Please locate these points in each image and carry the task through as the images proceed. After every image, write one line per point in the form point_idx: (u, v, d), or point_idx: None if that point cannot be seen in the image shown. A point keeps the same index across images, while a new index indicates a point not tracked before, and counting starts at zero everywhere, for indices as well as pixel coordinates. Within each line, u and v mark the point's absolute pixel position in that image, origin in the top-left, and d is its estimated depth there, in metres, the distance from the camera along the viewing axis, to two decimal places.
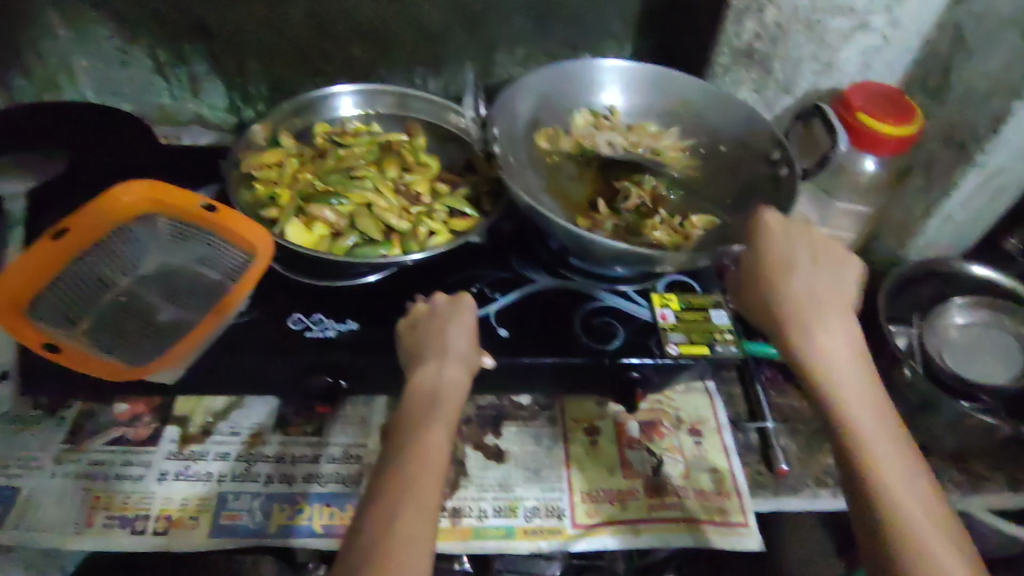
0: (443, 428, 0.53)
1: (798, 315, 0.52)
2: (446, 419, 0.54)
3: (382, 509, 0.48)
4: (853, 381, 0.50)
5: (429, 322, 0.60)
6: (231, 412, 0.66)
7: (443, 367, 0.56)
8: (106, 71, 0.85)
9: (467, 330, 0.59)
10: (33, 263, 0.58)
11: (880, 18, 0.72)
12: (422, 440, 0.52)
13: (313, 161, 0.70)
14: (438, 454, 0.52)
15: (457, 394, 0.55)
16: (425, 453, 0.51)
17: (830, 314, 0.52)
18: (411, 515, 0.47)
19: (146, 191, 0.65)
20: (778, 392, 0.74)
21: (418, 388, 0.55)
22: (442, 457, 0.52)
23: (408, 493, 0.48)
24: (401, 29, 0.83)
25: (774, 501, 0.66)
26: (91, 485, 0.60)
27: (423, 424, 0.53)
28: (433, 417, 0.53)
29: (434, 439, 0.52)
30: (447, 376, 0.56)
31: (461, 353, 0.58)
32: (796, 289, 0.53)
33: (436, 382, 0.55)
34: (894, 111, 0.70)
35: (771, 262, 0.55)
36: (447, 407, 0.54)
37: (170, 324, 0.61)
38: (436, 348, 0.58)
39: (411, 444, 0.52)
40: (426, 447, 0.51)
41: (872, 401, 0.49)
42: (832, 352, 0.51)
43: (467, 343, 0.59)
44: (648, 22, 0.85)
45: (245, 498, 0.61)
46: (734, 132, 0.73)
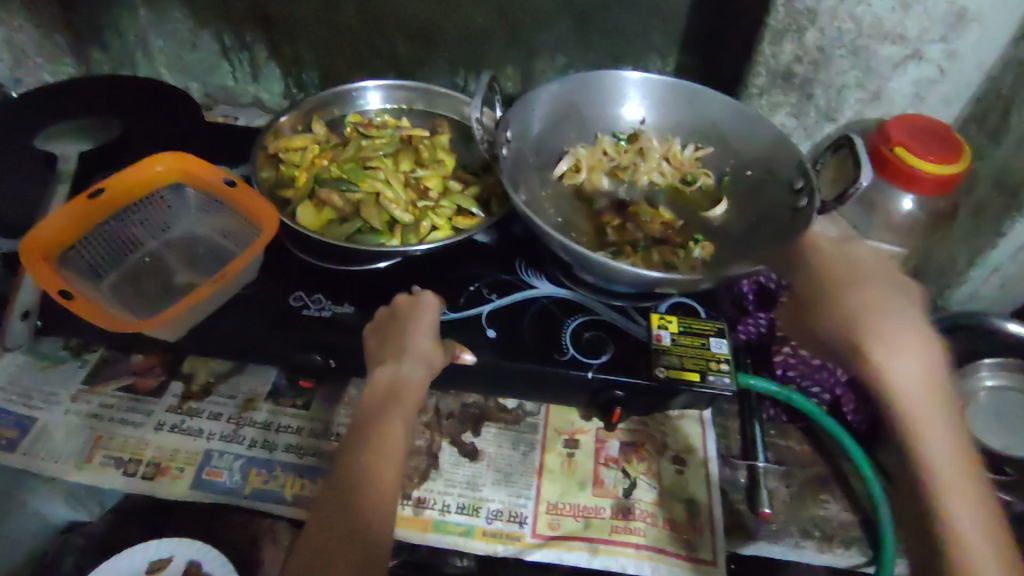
0: (399, 424, 0.55)
1: (883, 344, 0.51)
2: (403, 416, 0.56)
3: (339, 501, 0.51)
4: (932, 407, 0.49)
5: (393, 324, 0.61)
6: (232, 376, 0.70)
7: (399, 366, 0.57)
8: (178, 52, 0.93)
9: (427, 333, 0.60)
10: (68, 214, 0.62)
11: (935, 48, 0.67)
12: (378, 437, 0.54)
13: (335, 148, 0.74)
14: (396, 449, 0.54)
15: (414, 392, 0.57)
16: (384, 448, 0.54)
17: (916, 346, 0.51)
18: (366, 511, 0.51)
19: (181, 161, 0.68)
20: (777, 432, 0.71)
21: (376, 387, 0.57)
22: (399, 451, 0.55)
23: (366, 488, 0.52)
24: (444, 30, 0.86)
25: (752, 545, 0.63)
26: (97, 425, 0.66)
27: (380, 421, 0.55)
28: (390, 413, 0.55)
29: (391, 435, 0.54)
30: (405, 375, 0.57)
31: (419, 351, 0.58)
32: (866, 301, 0.54)
33: (391, 382, 0.57)
34: (938, 147, 0.65)
35: (854, 290, 0.56)
36: (405, 403, 0.56)
37: (184, 286, 0.66)
38: (395, 350, 0.59)
39: (369, 441, 0.54)
40: (384, 443, 0.54)
41: (948, 421, 0.49)
42: (909, 362, 0.50)
43: (427, 343, 0.59)
44: (693, 36, 0.82)
45: (229, 458, 0.65)
46: (759, 155, 0.70)
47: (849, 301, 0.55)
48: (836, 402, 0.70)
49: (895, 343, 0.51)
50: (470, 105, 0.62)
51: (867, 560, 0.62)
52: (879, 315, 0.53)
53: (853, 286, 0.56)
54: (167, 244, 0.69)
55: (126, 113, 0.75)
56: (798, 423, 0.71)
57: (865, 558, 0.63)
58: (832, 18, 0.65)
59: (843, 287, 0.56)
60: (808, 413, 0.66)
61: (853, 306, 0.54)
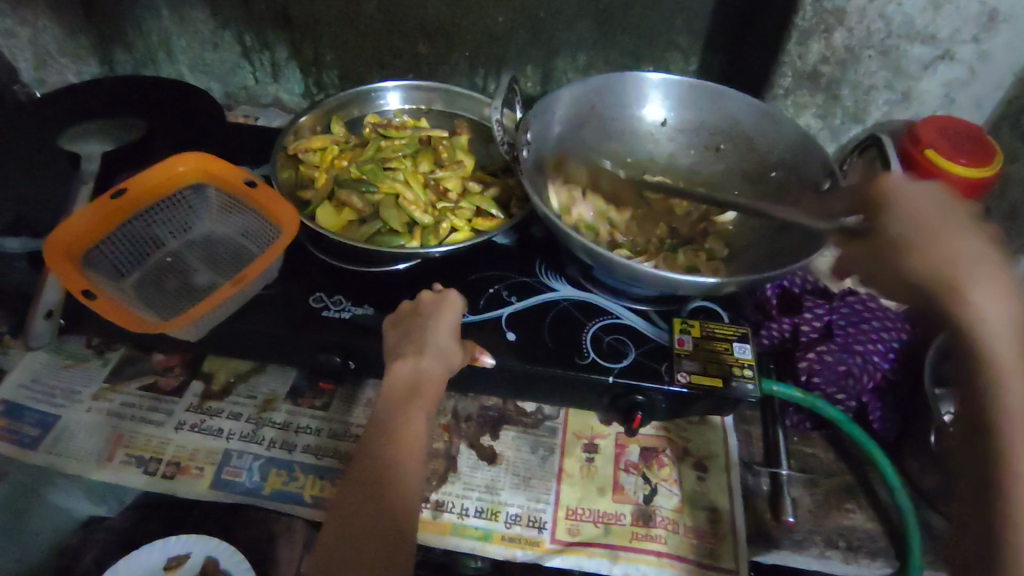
0: (420, 417, 0.55)
1: (944, 253, 0.43)
2: (423, 410, 0.56)
3: (364, 490, 0.51)
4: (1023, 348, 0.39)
5: (414, 319, 0.61)
6: (251, 376, 0.71)
7: (419, 362, 0.57)
8: (199, 52, 0.93)
9: (448, 329, 0.60)
10: (90, 214, 0.63)
11: (966, 48, 0.65)
12: (399, 429, 0.54)
13: (355, 149, 0.74)
14: (418, 442, 0.55)
15: (434, 387, 0.57)
16: (405, 441, 0.54)
17: (985, 253, 0.42)
18: (393, 501, 0.51)
19: (202, 161, 0.70)
20: (800, 439, 0.70)
21: (395, 381, 0.57)
22: (420, 444, 0.55)
23: (390, 478, 0.52)
24: (465, 30, 0.85)
25: (774, 554, 0.61)
26: (119, 423, 0.66)
27: (400, 414, 0.55)
28: (410, 406, 0.55)
29: (412, 428, 0.54)
30: (425, 371, 0.57)
31: (440, 347, 0.58)
32: (916, 216, 0.46)
33: (411, 378, 0.56)
34: (970, 150, 0.64)
35: (899, 201, 0.47)
36: (425, 397, 0.56)
37: (205, 286, 0.66)
38: (416, 344, 0.58)
39: (391, 434, 0.54)
40: (406, 436, 0.54)
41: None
42: (973, 253, 0.42)
43: (447, 339, 0.59)
44: (716, 36, 0.81)
45: (248, 458, 0.65)
46: (785, 157, 0.68)
47: (900, 217, 0.47)
48: (862, 410, 0.68)
49: (962, 244, 0.43)
50: (491, 106, 0.62)
51: (893, 571, 0.61)
52: (953, 231, 0.44)
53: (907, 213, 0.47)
54: (189, 244, 0.69)
55: (151, 115, 0.76)
56: (822, 429, 0.70)
57: (891, 570, 0.61)
58: (860, 17, 0.64)
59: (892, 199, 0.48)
60: (834, 421, 0.65)
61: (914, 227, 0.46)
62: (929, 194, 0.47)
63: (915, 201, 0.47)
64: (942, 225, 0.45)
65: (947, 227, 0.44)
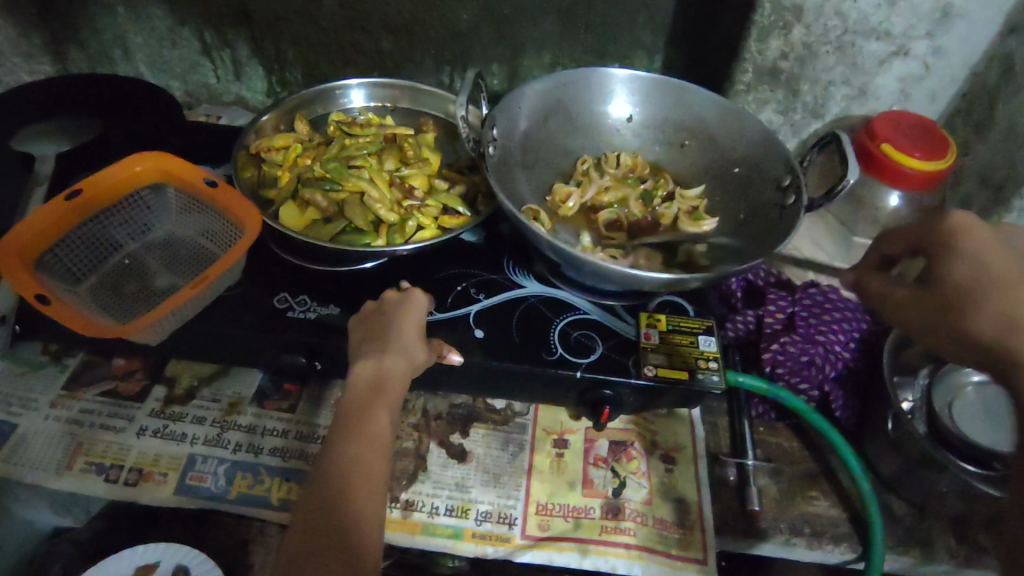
0: (385, 415, 0.55)
1: (1010, 314, 0.43)
2: (388, 407, 0.55)
3: (332, 488, 0.51)
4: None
5: (378, 318, 0.61)
6: (215, 379, 0.69)
7: (382, 360, 0.57)
8: (158, 49, 0.91)
9: (413, 329, 0.60)
10: (43, 216, 0.61)
11: (919, 44, 0.67)
12: (365, 426, 0.54)
13: (318, 147, 0.73)
14: (384, 438, 0.54)
15: (399, 384, 0.57)
16: (372, 437, 0.54)
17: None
18: (361, 497, 0.51)
19: (161, 161, 0.67)
20: (766, 429, 0.71)
21: (357, 381, 0.56)
22: (386, 440, 0.54)
23: (356, 475, 0.51)
24: (429, 27, 0.85)
25: (741, 543, 0.63)
26: (78, 431, 0.64)
27: (366, 411, 0.55)
28: (375, 403, 0.55)
29: (378, 425, 0.54)
30: (389, 368, 0.57)
31: (404, 344, 0.58)
32: (977, 268, 0.46)
33: (374, 376, 0.56)
34: (923, 144, 0.66)
35: (1013, 254, 0.46)
36: (389, 395, 0.56)
37: (165, 289, 0.65)
38: (379, 343, 0.58)
39: (357, 431, 0.54)
40: (371, 433, 0.54)
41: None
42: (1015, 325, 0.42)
43: (411, 337, 0.59)
44: (679, 32, 0.82)
45: (213, 462, 0.64)
46: (746, 152, 0.69)
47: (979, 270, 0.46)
48: (825, 398, 0.69)
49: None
50: (454, 103, 0.61)
51: (856, 556, 0.63)
52: (1016, 295, 0.44)
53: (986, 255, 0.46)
54: (148, 246, 0.68)
55: (107, 114, 0.74)
56: (787, 419, 0.71)
57: (855, 554, 0.63)
58: (817, 14, 0.65)
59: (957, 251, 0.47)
60: (797, 410, 0.66)
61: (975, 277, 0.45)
62: (1009, 255, 0.46)
63: (995, 257, 0.46)
64: (999, 284, 0.45)
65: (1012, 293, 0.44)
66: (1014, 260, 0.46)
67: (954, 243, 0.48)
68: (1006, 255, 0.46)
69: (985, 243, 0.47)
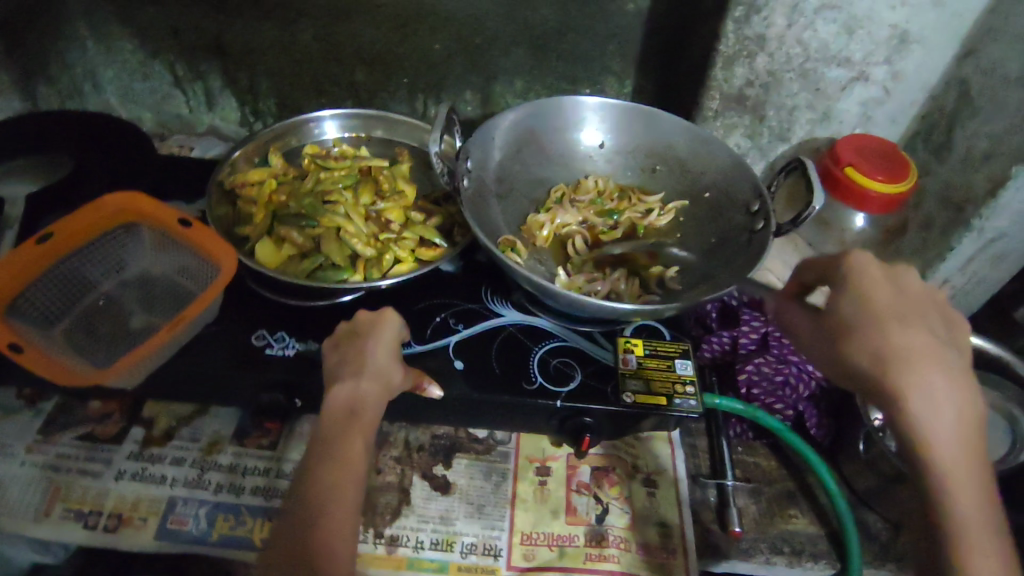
0: (359, 441, 0.54)
1: (894, 345, 0.48)
2: (363, 432, 0.54)
3: (305, 520, 0.50)
4: (961, 437, 0.44)
5: (351, 340, 0.59)
6: (194, 419, 0.69)
7: (358, 386, 0.56)
8: (130, 82, 0.91)
9: (388, 351, 0.58)
10: (15, 261, 0.60)
11: (879, 70, 0.69)
12: (339, 453, 0.53)
13: (292, 181, 0.73)
14: (359, 465, 0.53)
15: (375, 409, 0.56)
16: (345, 465, 0.53)
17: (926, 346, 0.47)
18: (333, 528, 0.50)
19: (133, 202, 0.67)
20: (744, 449, 0.72)
21: (333, 407, 0.55)
22: (360, 467, 0.53)
23: (329, 506, 0.51)
24: (402, 57, 0.85)
25: (722, 564, 0.64)
26: (55, 477, 0.64)
27: (341, 438, 0.54)
28: (350, 430, 0.54)
29: (352, 453, 0.53)
30: (364, 393, 0.56)
31: (379, 369, 0.57)
32: (865, 299, 0.51)
33: (350, 403, 0.55)
34: (886, 167, 0.67)
35: (863, 285, 0.51)
36: (365, 420, 0.55)
37: (140, 330, 0.64)
38: (354, 367, 0.57)
39: (330, 458, 0.53)
40: (345, 461, 0.53)
41: (966, 445, 0.44)
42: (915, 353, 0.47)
43: (386, 360, 0.58)
44: (648, 58, 0.83)
45: (194, 505, 0.63)
46: (716, 177, 0.71)
47: (870, 304, 0.51)
48: (800, 417, 0.71)
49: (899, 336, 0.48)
50: (428, 139, 0.61)
51: (835, 572, 0.64)
52: (891, 321, 0.49)
53: (861, 293, 0.51)
54: (123, 285, 0.67)
55: (78, 151, 0.74)
56: (764, 439, 0.72)
57: (834, 570, 0.64)
58: (779, 43, 0.67)
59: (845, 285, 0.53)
60: (774, 430, 0.67)
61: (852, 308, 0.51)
62: (887, 286, 0.51)
63: (875, 291, 0.51)
64: (890, 317, 0.50)
65: (887, 321, 0.49)
66: (886, 291, 0.51)
67: (848, 281, 0.52)
68: (889, 290, 0.51)
69: (870, 275, 0.52)
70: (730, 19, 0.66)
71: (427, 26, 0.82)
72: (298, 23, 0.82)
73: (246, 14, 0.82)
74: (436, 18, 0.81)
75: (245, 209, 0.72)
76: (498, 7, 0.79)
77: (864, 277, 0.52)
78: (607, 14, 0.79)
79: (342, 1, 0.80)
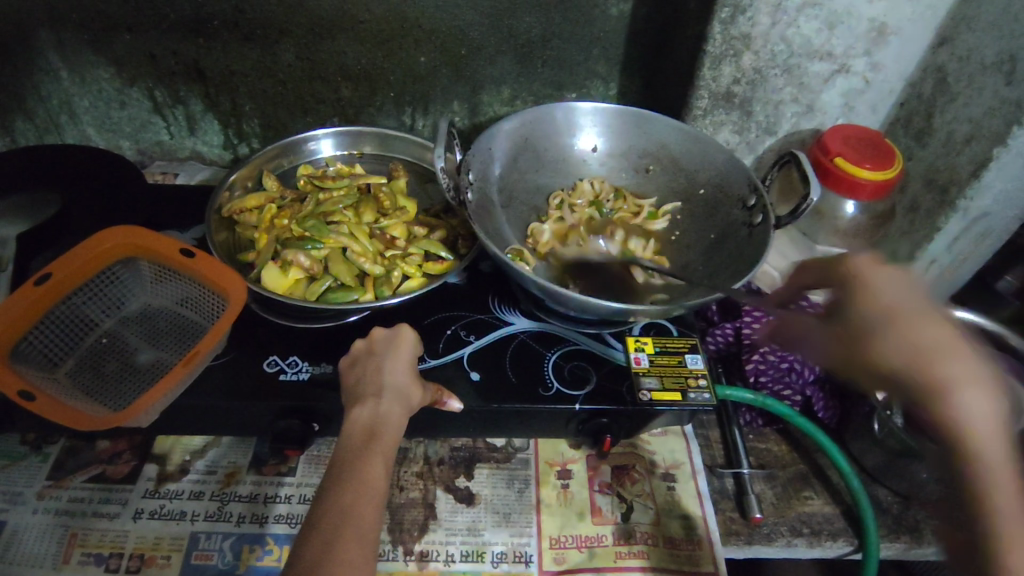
0: (380, 463, 0.51)
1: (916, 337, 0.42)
2: (383, 456, 0.52)
3: (318, 541, 0.45)
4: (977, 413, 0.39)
5: (368, 361, 0.59)
6: (208, 450, 0.68)
7: (378, 405, 0.55)
8: (106, 111, 0.89)
9: (406, 369, 0.58)
10: (15, 307, 0.57)
11: (859, 61, 0.72)
12: (359, 474, 0.50)
13: (292, 204, 0.74)
14: (379, 488, 0.50)
15: (395, 430, 0.54)
16: (366, 485, 0.49)
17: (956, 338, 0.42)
18: (349, 550, 0.45)
19: (131, 235, 0.65)
20: (755, 436, 0.74)
21: (352, 427, 0.53)
22: (381, 491, 0.50)
23: (345, 527, 0.46)
24: (387, 71, 0.85)
25: (747, 550, 0.65)
26: (70, 522, 0.62)
27: (362, 457, 0.51)
28: (371, 450, 0.52)
29: (371, 475, 0.50)
30: (385, 413, 0.54)
31: (399, 389, 0.56)
32: (934, 331, 0.42)
33: (369, 422, 0.53)
34: (873, 155, 0.70)
35: (875, 271, 0.48)
36: (386, 442, 0.53)
37: (149, 365, 0.63)
38: (373, 387, 0.56)
39: (350, 478, 0.50)
40: (365, 483, 0.50)
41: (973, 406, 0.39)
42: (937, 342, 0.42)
43: (405, 379, 0.57)
44: (632, 61, 0.85)
45: (217, 538, 0.62)
46: (711, 174, 0.72)
47: (854, 285, 0.48)
48: (807, 402, 0.73)
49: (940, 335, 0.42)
50: (433, 155, 0.61)
51: (854, 549, 0.66)
52: (916, 322, 0.43)
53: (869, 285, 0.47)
54: (125, 320, 0.66)
55: (65, 184, 0.72)
56: (773, 425, 0.74)
57: (852, 548, 0.66)
58: (765, 41, 0.69)
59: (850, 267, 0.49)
60: (784, 416, 0.69)
61: (873, 308, 0.46)
62: (893, 273, 0.47)
63: (883, 278, 0.47)
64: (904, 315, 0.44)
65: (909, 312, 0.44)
66: (897, 280, 0.46)
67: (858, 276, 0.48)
68: (898, 283, 0.46)
69: (876, 271, 0.48)
70: (717, 21, 0.68)
71: (412, 39, 0.82)
72: (280, 44, 0.81)
73: (226, 37, 0.81)
74: (421, 31, 0.81)
75: (244, 235, 0.72)
76: (483, 17, 0.80)
77: (867, 271, 0.48)
78: (590, 19, 0.80)
79: (325, 19, 0.79)
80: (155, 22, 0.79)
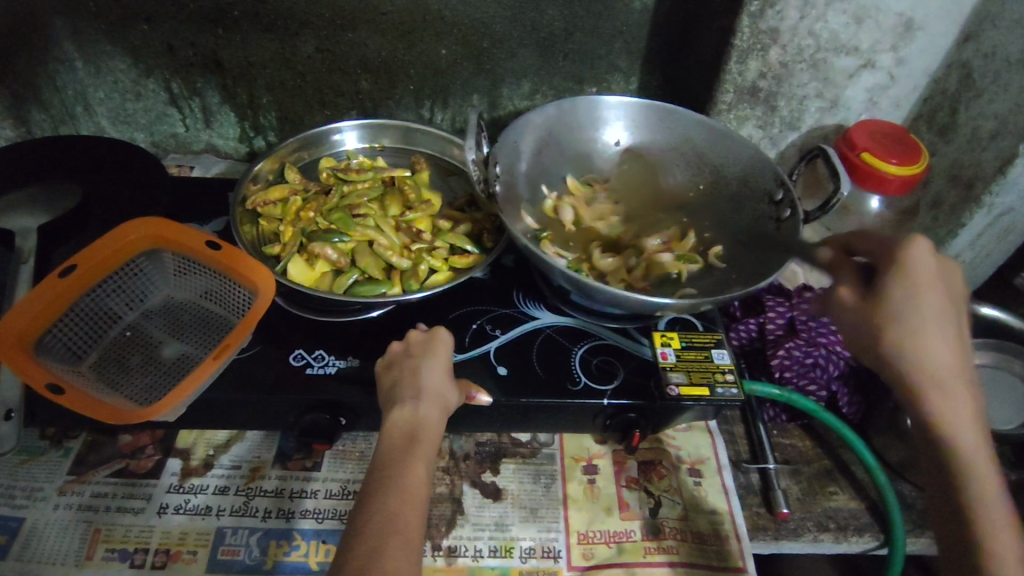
0: (422, 468, 0.51)
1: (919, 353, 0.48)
2: (425, 459, 0.52)
3: (364, 549, 0.45)
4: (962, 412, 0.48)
5: (407, 361, 0.59)
6: (232, 445, 0.67)
7: (418, 406, 0.55)
8: (121, 103, 0.88)
9: (443, 369, 0.58)
10: (39, 298, 0.56)
11: (885, 57, 0.72)
12: (401, 479, 0.50)
13: (316, 197, 0.75)
14: (418, 493, 0.50)
15: (435, 431, 0.54)
16: (408, 490, 0.49)
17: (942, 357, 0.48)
18: (396, 559, 0.45)
19: (155, 227, 0.64)
20: (779, 432, 0.74)
21: (393, 430, 0.53)
22: (421, 497, 0.50)
23: (391, 534, 0.46)
24: (407, 64, 0.84)
25: (774, 545, 0.65)
26: (93, 517, 0.61)
27: (401, 463, 0.51)
28: (412, 454, 0.52)
29: (415, 480, 0.50)
30: (424, 415, 0.54)
31: (437, 391, 0.56)
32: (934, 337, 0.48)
33: (411, 424, 0.54)
34: (900, 151, 0.70)
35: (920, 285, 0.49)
36: (425, 445, 0.53)
37: (174, 359, 0.62)
38: (411, 388, 0.56)
39: (392, 483, 0.50)
40: (407, 486, 0.50)
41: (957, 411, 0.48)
42: (932, 361, 0.48)
43: (442, 382, 0.57)
44: (654, 57, 0.85)
45: (243, 533, 0.61)
46: (736, 168, 0.72)
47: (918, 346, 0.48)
48: (832, 397, 0.73)
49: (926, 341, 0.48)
50: (465, 146, 0.62)
51: (880, 544, 0.66)
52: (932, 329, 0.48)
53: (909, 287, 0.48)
54: (148, 314, 0.65)
55: (85, 179, 0.71)
56: (797, 420, 0.74)
57: (879, 543, 0.66)
58: (792, 35, 0.69)
59: (902, 282, 0.48)
60: (810, 412, 0.69)
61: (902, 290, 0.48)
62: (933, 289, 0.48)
63: (924, 291, 0.48)
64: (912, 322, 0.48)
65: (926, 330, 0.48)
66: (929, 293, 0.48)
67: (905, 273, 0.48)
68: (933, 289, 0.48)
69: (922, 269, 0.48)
70: (746, 15, 0.68)
71: (433, 32, 0.81)
72: (300, 35, 0.81)
73: (246, 28, 0.80)
74: (443, 24, 0.80)
75: (267, 227, 0.73)
76: (506, 10, 0.79)
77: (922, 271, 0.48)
78: (613, 13, 0.80)
79: (347, 11, 0.78)
80: (174, 14, 0.78)
